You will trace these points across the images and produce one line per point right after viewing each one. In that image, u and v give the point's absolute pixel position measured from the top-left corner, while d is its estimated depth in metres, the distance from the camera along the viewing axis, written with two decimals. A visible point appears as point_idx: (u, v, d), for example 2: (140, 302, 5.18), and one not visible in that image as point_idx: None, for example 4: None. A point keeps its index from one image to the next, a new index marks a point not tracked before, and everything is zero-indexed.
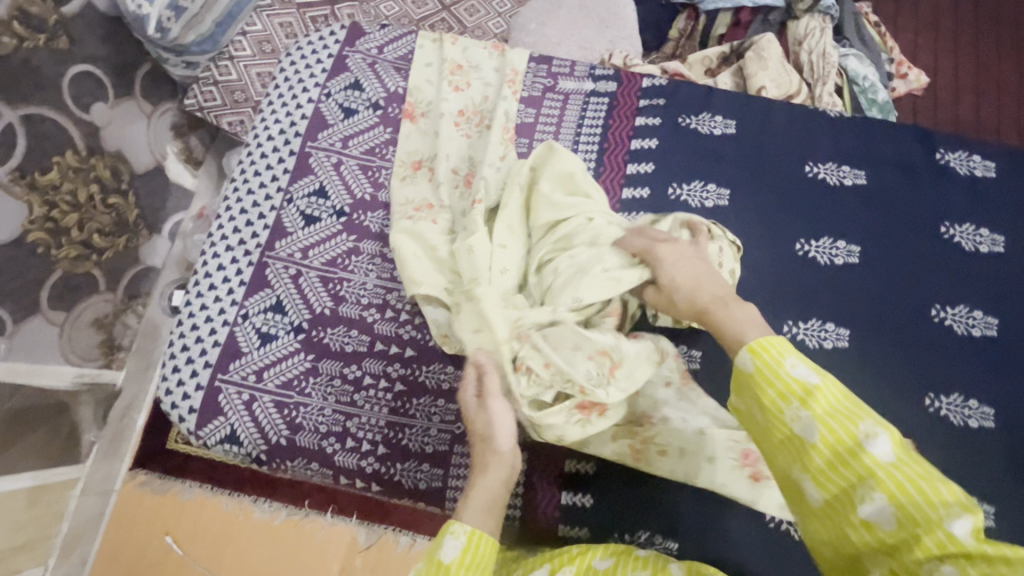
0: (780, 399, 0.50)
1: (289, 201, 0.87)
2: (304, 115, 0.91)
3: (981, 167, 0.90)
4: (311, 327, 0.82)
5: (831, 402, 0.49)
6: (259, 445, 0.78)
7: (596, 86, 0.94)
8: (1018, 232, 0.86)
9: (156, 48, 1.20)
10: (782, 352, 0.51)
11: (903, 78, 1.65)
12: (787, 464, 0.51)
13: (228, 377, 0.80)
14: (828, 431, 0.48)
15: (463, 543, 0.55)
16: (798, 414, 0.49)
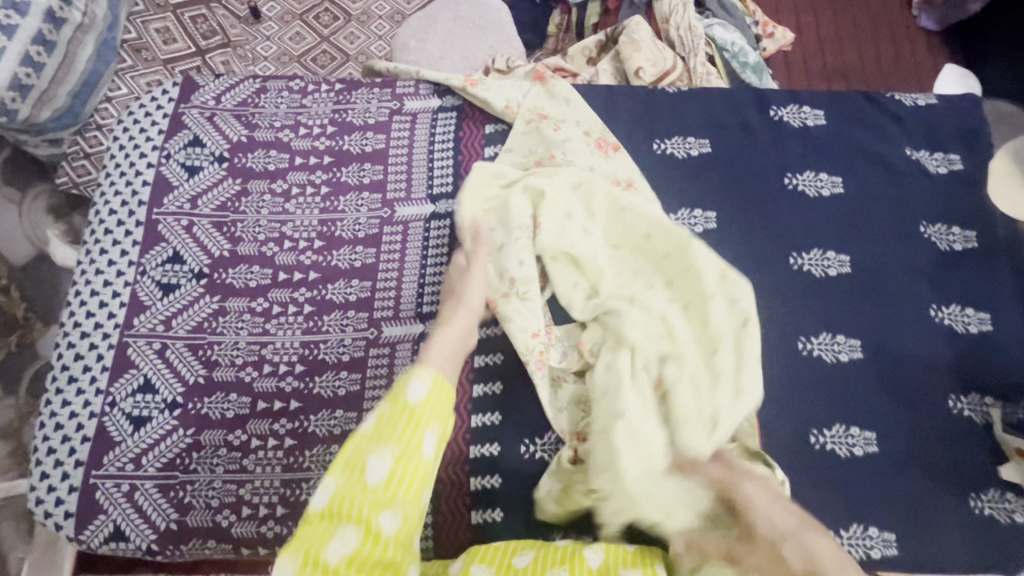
0: None
1: (142, 274, 0.83)
2: (145, 182, 0.88)
3: (811, 116, 0.95)
4: (185, 401, 0.78)
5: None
6: (147, 535, 0.74)
7: (442, 102, 0.96)
8: (855, 170, 0.91)
9: (8, 130, 1.21)
10: None
11: (770, 38, 1.72)
12: None
13: (103, 471, 0.75)
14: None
15: (429, 388, 0.61)
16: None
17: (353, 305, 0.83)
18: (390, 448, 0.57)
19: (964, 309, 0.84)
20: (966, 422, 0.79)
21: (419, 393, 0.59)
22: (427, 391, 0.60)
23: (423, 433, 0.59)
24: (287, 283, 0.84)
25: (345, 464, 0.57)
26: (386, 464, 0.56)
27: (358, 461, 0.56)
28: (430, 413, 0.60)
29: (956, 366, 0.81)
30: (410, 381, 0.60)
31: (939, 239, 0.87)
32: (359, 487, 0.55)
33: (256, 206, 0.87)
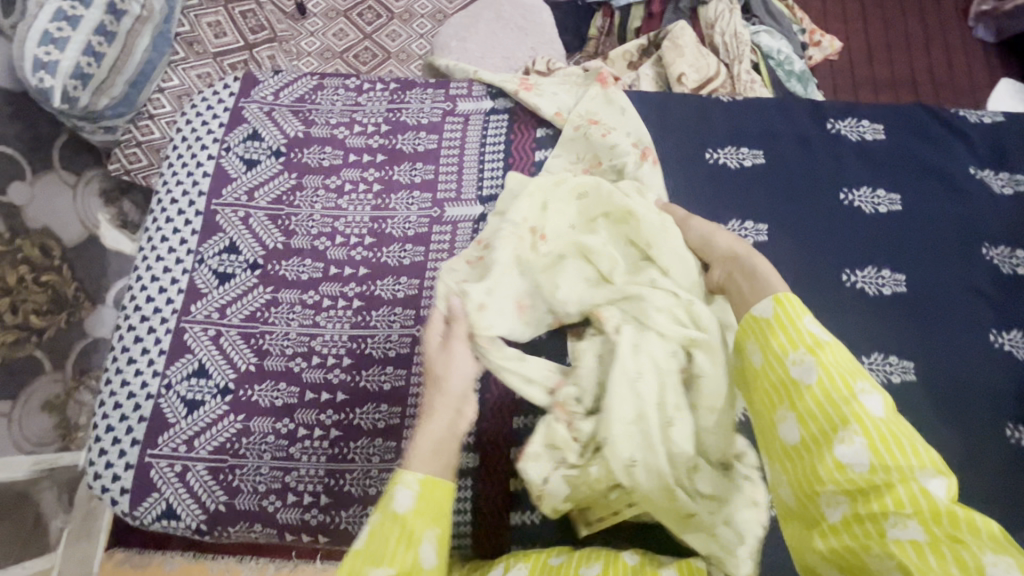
0: (790, 342, 0.55)
1: (200, 262, 0.86)
2: (205, 173, 0.90)
3: (870, 131, 0.93)
4: (237, 387, 0.81)
5: (836, 359, 0.53)
6: (197, 515, 0.76)
7: (494, 104, 0.96)
8: (914, 187, 0.89)
9: (68, 116, 1.25)
10: (800, 309, 0.57)
11: (817, 46, 1.68)
12: (774, 403, 0.55)
13: (158, 451, 0.78)
14: (828, 379, 0.52)
15: (415, 490, 0.57)
16: (801, 359, 0.54)
17: (401, 302, 0.84)
18: (390, 568, 0.53)
19: None
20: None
21: (409, 500, 0.56)
22: (418, 502, 0.56)
23: (422, 543, 0.55)
24: (338, 277, 0.86)
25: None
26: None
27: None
28: (420, 511, 0.56)
29: (1016, 395, 0.78)
30: (396, 490, 0.57)
31: (1001, 261, 0.84)
32: None
33: (310, 201, 0.89)
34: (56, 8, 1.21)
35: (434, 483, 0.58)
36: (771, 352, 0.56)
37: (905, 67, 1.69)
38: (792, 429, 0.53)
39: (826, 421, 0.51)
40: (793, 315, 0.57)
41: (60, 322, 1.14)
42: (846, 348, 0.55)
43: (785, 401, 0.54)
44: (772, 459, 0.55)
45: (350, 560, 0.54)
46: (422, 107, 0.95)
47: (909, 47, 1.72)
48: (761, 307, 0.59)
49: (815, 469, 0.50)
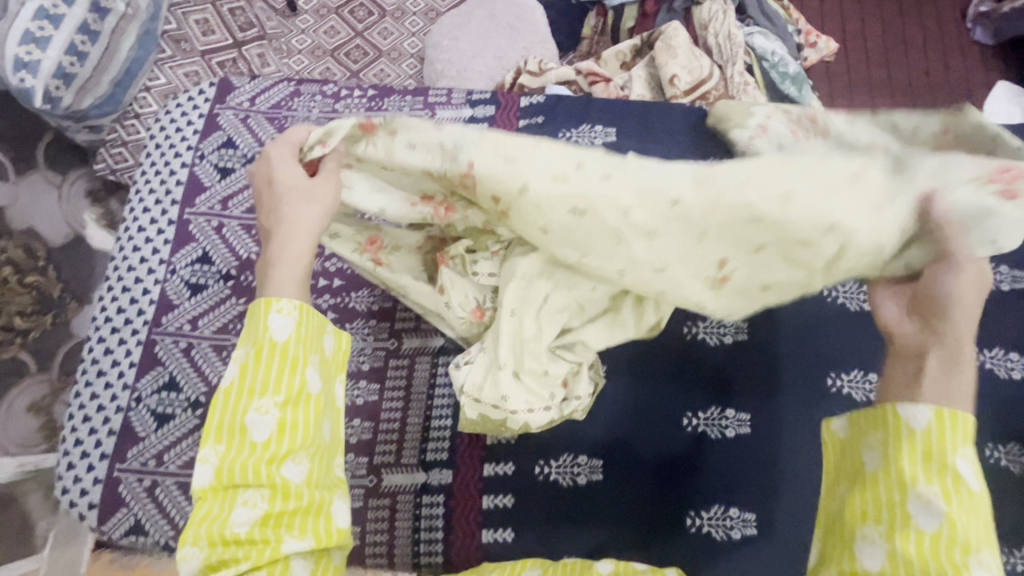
0: (925, 471, 0.50)
1: (172, 273, 0.85)
2: (178, 181, 0.89)
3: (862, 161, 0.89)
4: (207, 401, 0.79)
5: (966, 518, 0.48)
6: (166, 531, 0.75)
7: (474, 112, 0.95)
8: None
9: (54, 117, 1.28)
10: (962, 442, 0.50)
11: (813, 48, 1.66)
12: (865, 517, 0.51)
13: (127, 466, 0.77)
14: (947, 532, 0.47)
15: (292, 317, 0.56)
16: (927, 493, 0.49)
17: (375, 314, 0.84)
18: (272, 397, 0.54)
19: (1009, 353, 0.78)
20: (1007, 474, 0.73)
21: (282, 327, 0.55)
22: (289, 326, 0.56)
23: (300, 371, 0.56)
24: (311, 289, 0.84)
25: (223, 426, 0.55)
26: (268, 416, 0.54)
27: (241, 421, 0.54)
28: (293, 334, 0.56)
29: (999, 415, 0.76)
30: (270, 328, 0.56)
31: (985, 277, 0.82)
32: (250, 446, 0.53)
33: None
34: (37, 6, 1.20)
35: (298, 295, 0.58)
36: (897, 465, 0.51)
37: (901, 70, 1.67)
38: (876, 557, 0.49)
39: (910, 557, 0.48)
40: (948, 444, 0.50)
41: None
42: (988, 508, 0.50)
43: (883, 524, 0.50)
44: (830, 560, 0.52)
45: (231, 398, 0.55)
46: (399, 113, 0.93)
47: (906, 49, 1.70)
48: (919, 413, 0.51)
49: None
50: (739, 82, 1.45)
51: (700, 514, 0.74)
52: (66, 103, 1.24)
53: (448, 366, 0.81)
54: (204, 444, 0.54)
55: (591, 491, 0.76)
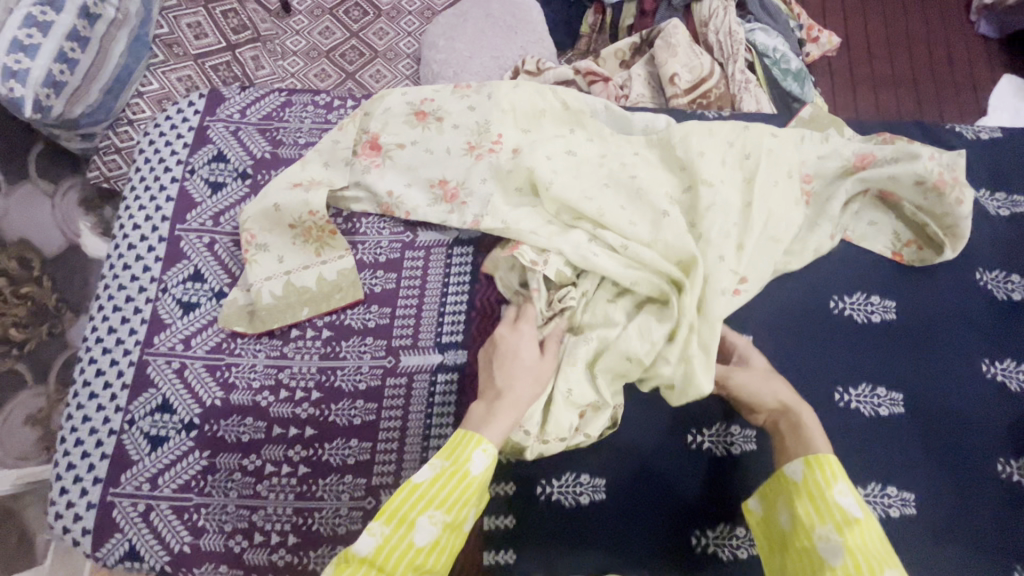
0: (817, 515, 0.59)
1: (164, 291, 0.83)
2: (168, 197, 0.86)
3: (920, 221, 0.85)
4: (202, 423, 0.78)
5: (861, 540, 0.56)
6: (160, 556, 0.74)
7: None
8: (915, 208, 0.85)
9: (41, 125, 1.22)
10: (835, 476, 0.60)
11: (816, 43, 1.62)
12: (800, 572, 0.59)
13: (121, 489, 0.76)
14: (849, 563, 0.55)
15: (489, 458, 0.61)
16: (825, 534, 0.57)
17: (371, 332, 0.81)
18: (434, 511, 0.59)
19: (1018, 365, 0.78)
20: (1013, 488, 0.74)
21: (480, 465, 0.60)
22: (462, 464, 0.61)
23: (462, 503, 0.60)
24: (307, 305, 0.81)
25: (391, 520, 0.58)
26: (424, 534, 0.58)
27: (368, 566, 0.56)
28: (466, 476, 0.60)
29: (1008, 426, 0.76)
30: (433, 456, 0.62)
31: (994, 287, 0.81)
32: (373, 572, 0.56)
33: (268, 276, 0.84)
34: (25, 12, 1.16)
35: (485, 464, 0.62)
36: (800, 517, 0.60)
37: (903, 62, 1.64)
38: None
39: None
40: (822, 484, 0.60)
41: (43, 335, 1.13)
42: (876, 526, 0.58)
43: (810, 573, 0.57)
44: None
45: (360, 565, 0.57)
46: (393, 114, 0.89)
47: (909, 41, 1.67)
48: (794, 470, 0.62)
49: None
50: (741, 80, 1.42)
51: (706, 533, 0.73)
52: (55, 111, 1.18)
53: (446, 384, 0.79)
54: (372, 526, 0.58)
55: (593, 513, 0.74)
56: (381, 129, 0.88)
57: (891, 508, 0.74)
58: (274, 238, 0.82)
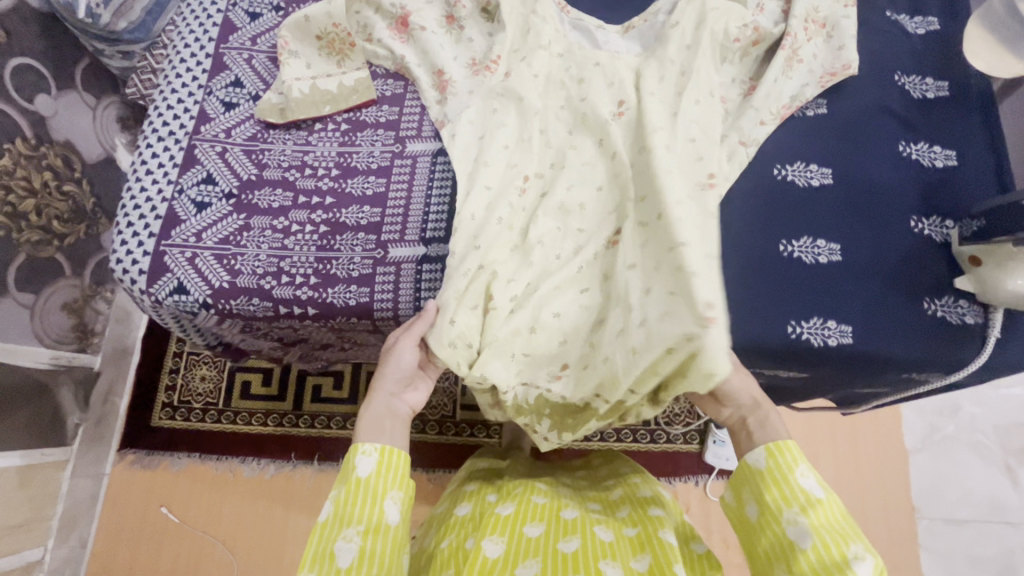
0: (784, 500, 0.69)
1: (209, 94, 0.99)
2: (214, 23, 1.03)
3: (933, 89, 0.95)
4: (240, 193, 0.93)
5: (824, 517, 0.67)
6: (203, 290, 0.88)
7: None
8: (864, 34, 0.98)
9: (89, 29, 1.34)
10: (796, 460, 0.71)
11: None
12: (777, 559, 0.69)
13: (172, 241, 0.90)
14: (817, 541, 0.65)
15: (374, 456, 0.70)
16: (793, 516, 0.68)
17: (382, 126, 0.98)
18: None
19: (931, 146, 0.92)
20: (925, 239, 0.88)
21: (367, 467, 0.69)
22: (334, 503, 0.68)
23: None
24: (329, 103, 0.98)
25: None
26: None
27: None
28: (347, 518, 0.66)
29: (920, 192, 0.90)
30: (336, 543, 0.65)
31: (911, 87, 0.95)
32: None
33: (283, 138, 0.97)
34: None
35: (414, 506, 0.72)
36: (769, 506, 0.70)
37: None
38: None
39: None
40: (787, 469, 0.71)
41: (79, 232, 1.64)
42: (834, 501, 0.69)
43: (785, 560, 0.68)
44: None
45: None
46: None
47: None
48: (757, 458, 0.73)
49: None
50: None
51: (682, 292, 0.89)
52: (104, 19, 1.32)
53: (444, 163, 0.94)
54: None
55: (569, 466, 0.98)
56: (414, 10, 0.98)
57: (817, 253, 0.88)
58: (302, 48, 0.99)
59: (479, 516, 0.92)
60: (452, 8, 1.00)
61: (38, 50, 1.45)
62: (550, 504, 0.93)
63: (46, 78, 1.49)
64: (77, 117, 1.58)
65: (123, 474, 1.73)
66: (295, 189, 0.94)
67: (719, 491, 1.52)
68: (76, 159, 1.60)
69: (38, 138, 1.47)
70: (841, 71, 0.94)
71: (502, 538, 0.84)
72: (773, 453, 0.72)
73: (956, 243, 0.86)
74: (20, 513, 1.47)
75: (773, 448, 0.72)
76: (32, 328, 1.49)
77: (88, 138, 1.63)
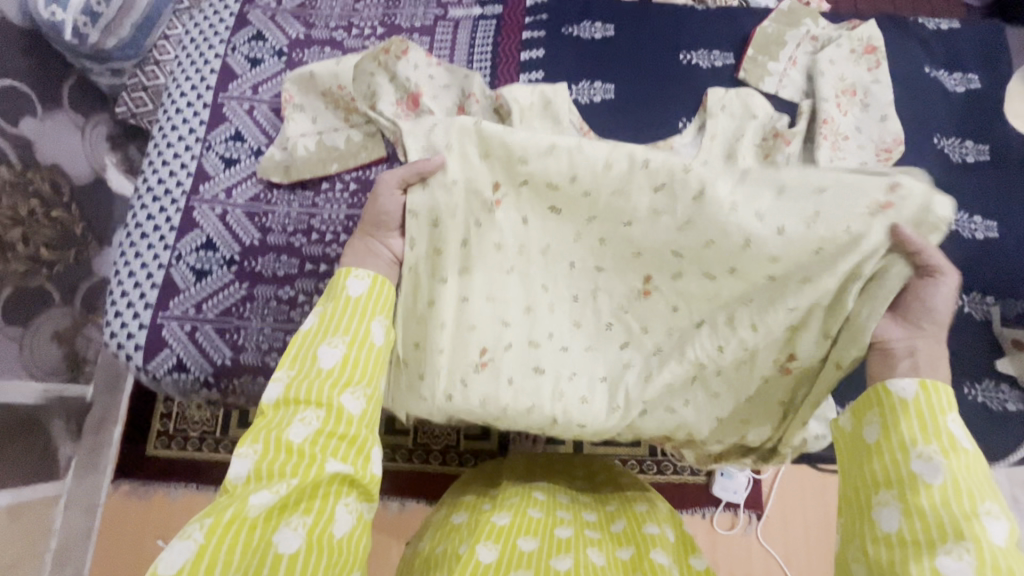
0: (919, 431, 0.60)
1: (208, 148, 0.92)
2: (212, 70, 0.96)
3: (974, 153, 0.90)
4: (241, 259, 0.87)
5: (965, 471, 0.58)
6: (204, 368, 0.83)
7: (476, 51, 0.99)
8: (900, 94, 0.93)
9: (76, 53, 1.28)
10: (944, 403, 0.62)
11: None
12: (881, 486, 0.61)
13: (170, 313, 0.85)
14: (950, 483, 0.57)
15: (366, 284, 0.74)
16: (927, 451, 0.59)
17: None
18: (314, 411, 0.66)
19: (971, 216, 0.87)
20: (965, 317, 0.84)
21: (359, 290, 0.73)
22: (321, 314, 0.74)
23: (345, 392, 0.68)
24: (336, 160, 0.91)
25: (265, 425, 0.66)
26: (340, 407, 0.67)
27: (282, 435, 0.64)
28: (335, 332, 0.71)
29: (960, 266, 0.86)
30: (322, 347, 0.70)
31: (951, 151, 0.91)
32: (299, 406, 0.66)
33: (287, 199, 0.91)
34: None
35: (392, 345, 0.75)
36: (899, 435, 0.61)
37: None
38: (893, 519, 0.58)
39: (938, 524, 0.56)
40: (934, 409, 0.61)
41: (69, 258, 1.57)
42: (978, 462, 0.60)
43: (895, 490, 0.59)
44: (848, 544, 0.62)
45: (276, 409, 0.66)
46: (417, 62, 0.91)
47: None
48: (905, 386, 0.63)
49: (904, 562, 0.56)
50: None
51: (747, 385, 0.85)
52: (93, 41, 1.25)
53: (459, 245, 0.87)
54: (244, 442, 0.64)
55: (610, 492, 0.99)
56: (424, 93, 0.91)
57: None
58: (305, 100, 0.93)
59: (475, 523, 0.88)
60: (465, 99, 0.92)
61: (22, 70, 1.37)
62: (546, 519, 0.88)
63: (31, 99, 1.41)
64: (65, 137, 1.50)
65: (118, 504, 1.68)
66: (300, 256, 0.88)
67: (726, 523, 1.47)
68: (64, 182, 1.51)
69: (23, 162, 1.39)
70: (894, 146, 0.89)
71: (498, 545, 0.81)
72: (927, 385, 0.62)
73: (998, 323, 0.83)
74: (11, 551, 1.41)
75: (926, 380, 0.62)
76: (20, 360, 1.42)
77: (78, 157, 1.55)
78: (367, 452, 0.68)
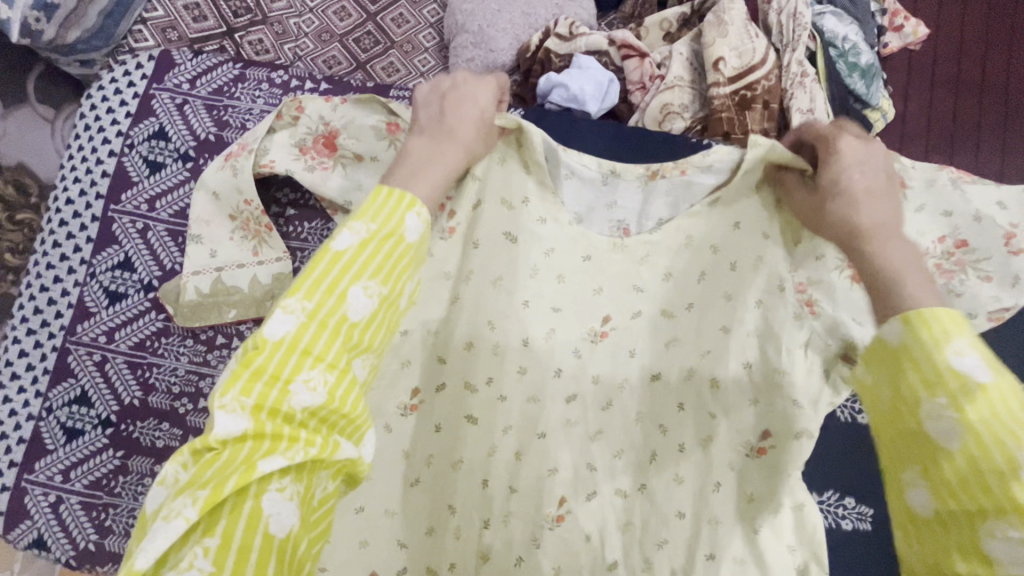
0: (925, 386, 0.51)
1: (91, 276, 0.83)
2: (104, 172, 0.86)
3: None
4: (118, 421, 0.80)
5: (988, 412, 0.48)
6: (67, 549, 0.78)
7: None
8: None
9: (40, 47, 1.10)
10: (949, 335, 0.51)
11: (897, 33, 1.34)
12: (903, 457, 0.54)
13: (34, 477, 0.79)
14: (971, 442, 0.48)
15: (420, 220, 0.62)
16: (934, 409, 0.50)
17: None
18: (324, 372, 0.55)
19: None
20: None
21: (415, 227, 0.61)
22: (362, 245, 0.57)
23: (358, 356, 0.58)
24: (234, 307, 0.79)
25: (263, 374, 0.52)
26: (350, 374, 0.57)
27: (283, 394, 0.53)
28: (367, 272, 0.57)
29: None
30: (351, 288, 0.56)
31: None
32: (296, 352, 0.54)
33: (176, 351, 0.82)
34: None
35: (413, 303, 0.65)
36: (904, 394, 0.53)
37: (976, 55, 1.34)
38: (923, 498, 0.52)
39: (988, 498, 0.47)
40: (930, 347, 0.52)
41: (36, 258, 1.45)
42: (1010, 381, 0.49)
43: (918, 462, 0.52)
44: (897, 520, 0.55)
45: (276, 350, 0.53)
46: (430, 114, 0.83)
47: (992, 12, 1.36)
48: (892, 331, 0.55)
49: (946, 552, 0.50)
50: (795, 72, 1.17)
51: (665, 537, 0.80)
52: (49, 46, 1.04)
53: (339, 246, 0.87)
54: (228, 393, 0.51)
55: None
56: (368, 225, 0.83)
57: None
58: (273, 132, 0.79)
59: None
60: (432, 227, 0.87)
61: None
62: None
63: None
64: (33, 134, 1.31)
65: None
66: (185, 423, 0.80)
67: None
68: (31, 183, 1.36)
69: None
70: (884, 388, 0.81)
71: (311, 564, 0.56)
72: (912, 324, 0.53)
73: None
74: None
75: (912, 317, 0.53)
76: None
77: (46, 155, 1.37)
78: (367, 424, 0.61)
